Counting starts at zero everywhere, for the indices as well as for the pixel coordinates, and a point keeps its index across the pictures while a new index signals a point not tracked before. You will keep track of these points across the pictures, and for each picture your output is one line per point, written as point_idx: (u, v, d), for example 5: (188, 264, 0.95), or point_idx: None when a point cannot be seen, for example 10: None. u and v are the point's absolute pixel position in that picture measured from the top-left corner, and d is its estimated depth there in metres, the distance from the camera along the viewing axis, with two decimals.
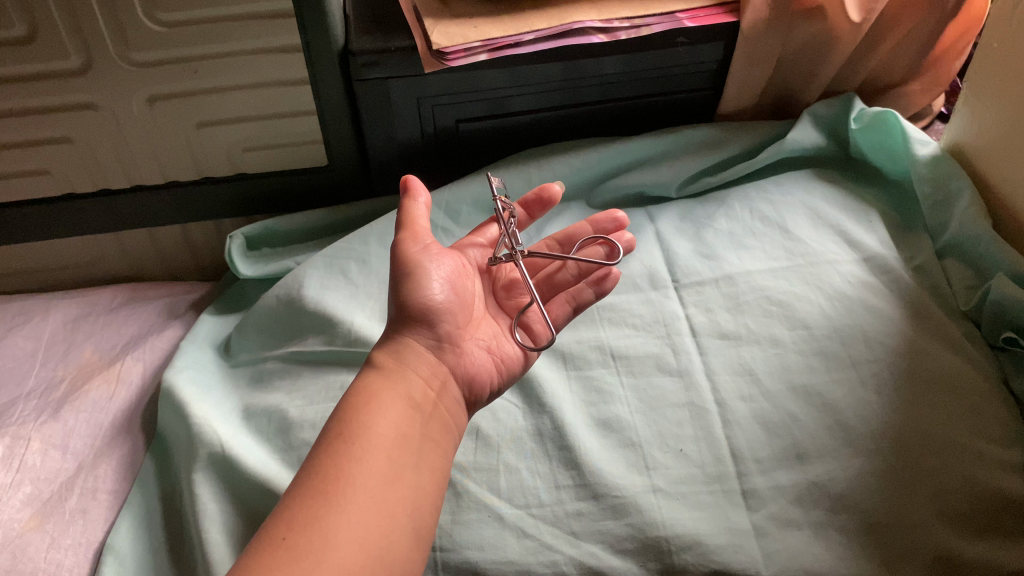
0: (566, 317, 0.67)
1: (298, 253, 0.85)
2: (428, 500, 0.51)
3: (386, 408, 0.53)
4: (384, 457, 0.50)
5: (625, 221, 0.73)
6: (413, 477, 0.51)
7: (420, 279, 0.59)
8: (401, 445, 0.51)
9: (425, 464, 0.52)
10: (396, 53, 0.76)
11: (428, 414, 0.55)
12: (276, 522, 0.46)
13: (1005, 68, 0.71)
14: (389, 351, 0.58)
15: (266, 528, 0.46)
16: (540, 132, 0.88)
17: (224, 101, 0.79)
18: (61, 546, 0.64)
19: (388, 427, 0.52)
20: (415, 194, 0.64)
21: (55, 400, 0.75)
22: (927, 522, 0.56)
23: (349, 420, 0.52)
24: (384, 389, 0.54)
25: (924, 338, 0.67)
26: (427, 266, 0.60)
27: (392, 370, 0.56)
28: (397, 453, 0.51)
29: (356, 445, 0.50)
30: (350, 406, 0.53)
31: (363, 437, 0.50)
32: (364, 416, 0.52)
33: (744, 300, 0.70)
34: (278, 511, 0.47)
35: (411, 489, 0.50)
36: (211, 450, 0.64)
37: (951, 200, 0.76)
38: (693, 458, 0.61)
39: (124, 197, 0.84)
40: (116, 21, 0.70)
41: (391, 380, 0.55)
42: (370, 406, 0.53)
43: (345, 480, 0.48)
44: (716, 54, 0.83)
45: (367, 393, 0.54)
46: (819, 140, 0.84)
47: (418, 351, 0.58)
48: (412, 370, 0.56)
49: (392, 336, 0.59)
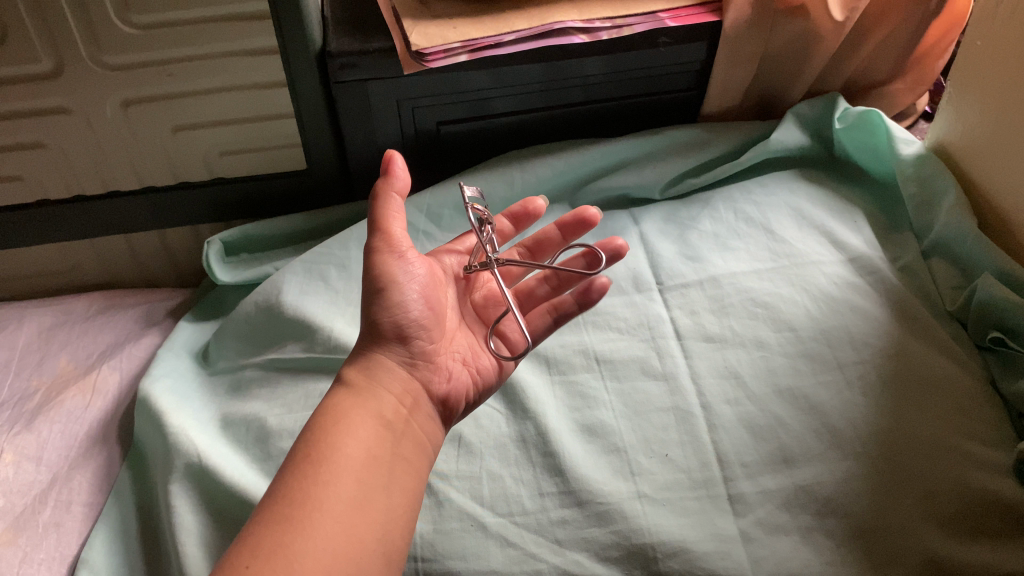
0: (546, 330, 0.65)
1: (276, 258, 0.84)
2: (400, 522, 0.50)
3: (356, 428, 0.52)
4: (353, 479, 0.49)
5: (597, 219, 0.71)
6: (384, 499, 0.49)
7: (393, 296, 0.57)
8: (371, 467, 0.50)
9: (397, 485, 0.51)
10: (374, 54, 0.75)
11: (400, 432, 0.54)
12: (240, 550, 0.44)
13: (990, 65, 0.71)
14: (360, 367, 0.56)
15: (229, 556, 0.44)
16: (521, 133, 0.87)
17: (200, 104, 0.77)
18: (34, 560, 0.62)
19: (357, 448, 0.51)
20: (388, 191, 0.60)
21: (29, 410, 0.73)
22: (915, 525, 0.56)
23: (318, 441, 0.50)
24: (354, 409, 0.53)
25: (911, 338, 0.66)
26: (400, 280, 0.58)
27: (362, 388, 0.55)
28: (366, 474, 0.50)
29: (324, 467, 0.49)
30: (319, 426, 0.52)
31: (332, 458, 0.49)
32: (333, 436, 0.51)
33: (729, 302, 0.69)
34: (242, 537, 0.45)
35: (382, 512, 0.49)
36: (188, 461, 0.62)
37: (936, 200, 0.75)
38: (678, 463, 0.60)
39: (99, 204, 0.82)
40: (88, 24, 0.68)
41: (362, 399, 0.54)
42: (339, 427, 0.51)
43: (312, 505, 0.46)
44: (699, 54, 0.82)
45: (337, 413, 0.53)
46: (803, 140, 0.84)
47: (390, 368, 0.56)
48: (383, 388, 0.55)
49: (363, 353, 0.57)
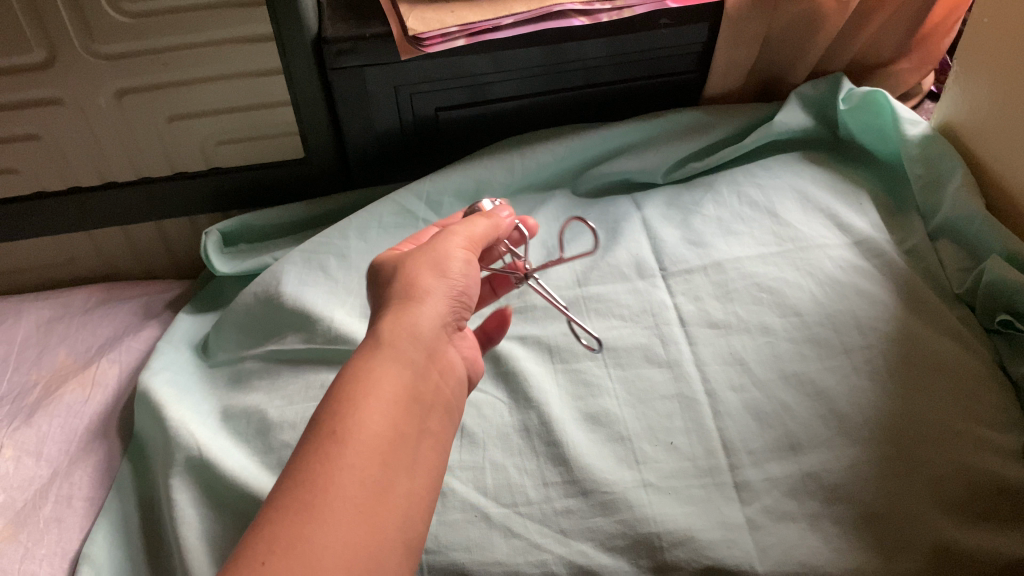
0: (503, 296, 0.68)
1: (274, 249, 0.83)
2: (422, 506, 0.44)
3: (384, 401, 0.45)
4: (378, 461, 0.43)
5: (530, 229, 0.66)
6: (407, 483, 0.44)
7: (452, 267, 0.54)
8: (398, 446, 0.44)
9: (421, 464, 0.45)
10: (371, 39, 0.74)
11: (428, 406, 0.48)
12: (250, 541, 0.38)
13: (998, 43, 0.69)
14: (393, 327, 0.49)
15: (237, 549, 0.37)
16: (523, 118, 0.86)
17: (196, 93, 0.76)
18: (36, 556, 0.62)
19: (383, 424, 0.44)
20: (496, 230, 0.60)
21: (29, 405, 0.72)
22: (926, 512, 0.55)
23: (342, 413, 0.43)
24: (385, 377, 0.46)
25: (919, 321, 0.65)
26: (460, 255, 0.55)
27: (394, 352, 0.48)
28: (392, 454, 0.43)
29: (348, 445, 0.42)
30: (344, 395, 0.44)
31: (357, 435, 0.43)
32: (360, 408, 0.44)
33: (733, 288, 0.68)
34: (254, 525, 0.39)
35: (405, 498, 0.43)
36: (188, 454, 0.62)
37: (943, 181, 0.74)
38: (684, 451, 0.59)
39: (95, 196, 0.81)
40: (80, 13, 0.67)
41: (393, 366, 0.47)
42: (368, 397, 0.45)
43: (333, 490, 0.40)
44: (700, 35, 0.81)
45: (365, 380, 0.46)
46: (807, 122, 0.82)
47: (427, 331, 0.50)
48: (415, 354, 0.49)
49: (398, 315, 0.50)
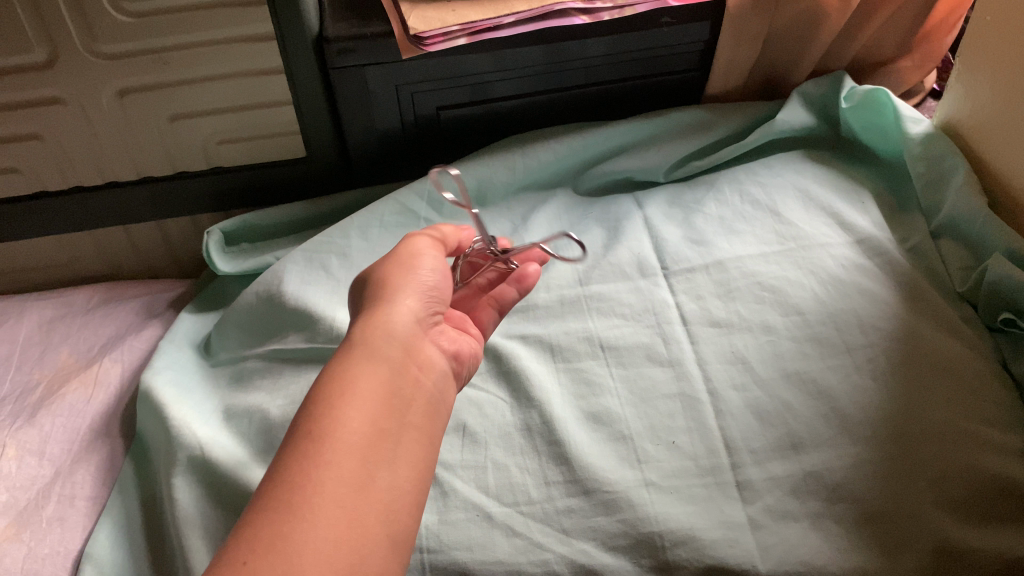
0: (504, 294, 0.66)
1: (276, 248, 0.83)
2: (407, 498, 0.44)
3: (362, 398, 0.45)
4: (358, 457, 0.43)
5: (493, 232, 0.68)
6: (390, 477, 0.44)
7: (418, 261, 0.56)
8: (378, 441, 0.44)
9: (405, 458, 0.46)
10: (372, 38, 0.74)
11: (409, 400, 0.48)
12: (234, 543, 0.38)
13: (1000, 41, 0.69)
14: (367, 327, 0.50)
15: (221, 551, 0.38)
16: (524, 117, 0.86)
17: (198, 93, 0.76)
18: (39, 555, 0.62)
19: (362, 420, 0.44)
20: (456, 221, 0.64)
21: (31, 404, 0.73)
22: (926, 511, 0.55)
23: (320, 413, 0.44)
24: (362, 375, 0.47)
25: (921, 320, 0.65)
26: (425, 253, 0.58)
27: (370, 351, 0.49)
28: (372, 450, 0.44)
29: (327, 444, 0.42)
30: (322, 396, 0.45)
31: (336, 433, 0.43)
32: (337, 407, 0.44)
33: (735, 286, 0.68)
34: (239, 527, 0.39)
35: (389, 491, 0.43)
36: (190, 453, 0.62)
37: (945, 179, 0.74)
38: (686, 451, 0.59)
39: (97, 195, 0.81)
40: (81, 13, 0.67)
41: (370, 364, 0.48)
42: (345, 396, 0.45)
43: (313, 488, 0.40)
44: (703, 34, 0.81)
45: (343, 380, 0.46)
46: (809, 120, 0.82)
47: (400, 327, 0.51)
48: (392, 351, 0.49)
49: (370, 313, 0.52)
